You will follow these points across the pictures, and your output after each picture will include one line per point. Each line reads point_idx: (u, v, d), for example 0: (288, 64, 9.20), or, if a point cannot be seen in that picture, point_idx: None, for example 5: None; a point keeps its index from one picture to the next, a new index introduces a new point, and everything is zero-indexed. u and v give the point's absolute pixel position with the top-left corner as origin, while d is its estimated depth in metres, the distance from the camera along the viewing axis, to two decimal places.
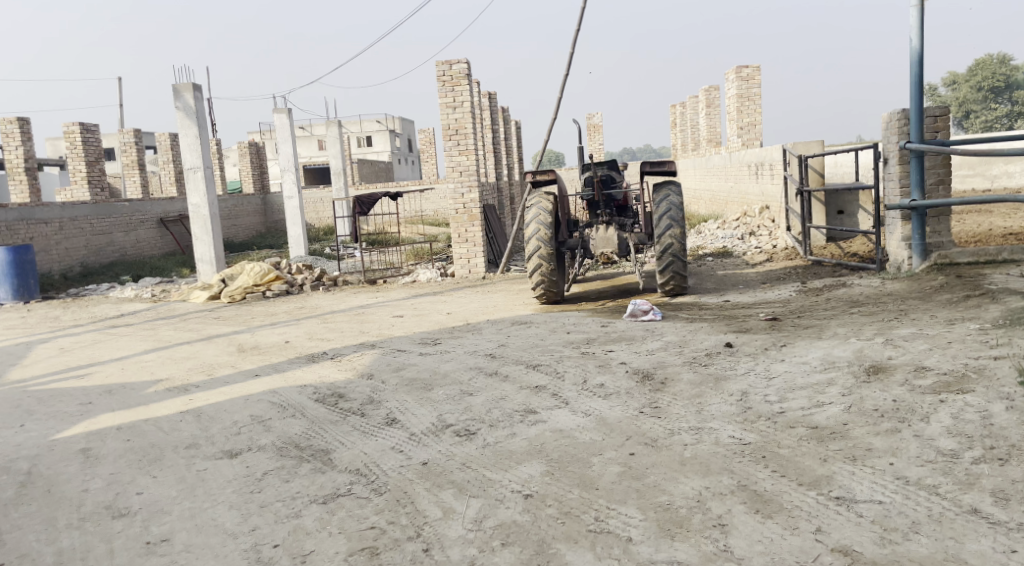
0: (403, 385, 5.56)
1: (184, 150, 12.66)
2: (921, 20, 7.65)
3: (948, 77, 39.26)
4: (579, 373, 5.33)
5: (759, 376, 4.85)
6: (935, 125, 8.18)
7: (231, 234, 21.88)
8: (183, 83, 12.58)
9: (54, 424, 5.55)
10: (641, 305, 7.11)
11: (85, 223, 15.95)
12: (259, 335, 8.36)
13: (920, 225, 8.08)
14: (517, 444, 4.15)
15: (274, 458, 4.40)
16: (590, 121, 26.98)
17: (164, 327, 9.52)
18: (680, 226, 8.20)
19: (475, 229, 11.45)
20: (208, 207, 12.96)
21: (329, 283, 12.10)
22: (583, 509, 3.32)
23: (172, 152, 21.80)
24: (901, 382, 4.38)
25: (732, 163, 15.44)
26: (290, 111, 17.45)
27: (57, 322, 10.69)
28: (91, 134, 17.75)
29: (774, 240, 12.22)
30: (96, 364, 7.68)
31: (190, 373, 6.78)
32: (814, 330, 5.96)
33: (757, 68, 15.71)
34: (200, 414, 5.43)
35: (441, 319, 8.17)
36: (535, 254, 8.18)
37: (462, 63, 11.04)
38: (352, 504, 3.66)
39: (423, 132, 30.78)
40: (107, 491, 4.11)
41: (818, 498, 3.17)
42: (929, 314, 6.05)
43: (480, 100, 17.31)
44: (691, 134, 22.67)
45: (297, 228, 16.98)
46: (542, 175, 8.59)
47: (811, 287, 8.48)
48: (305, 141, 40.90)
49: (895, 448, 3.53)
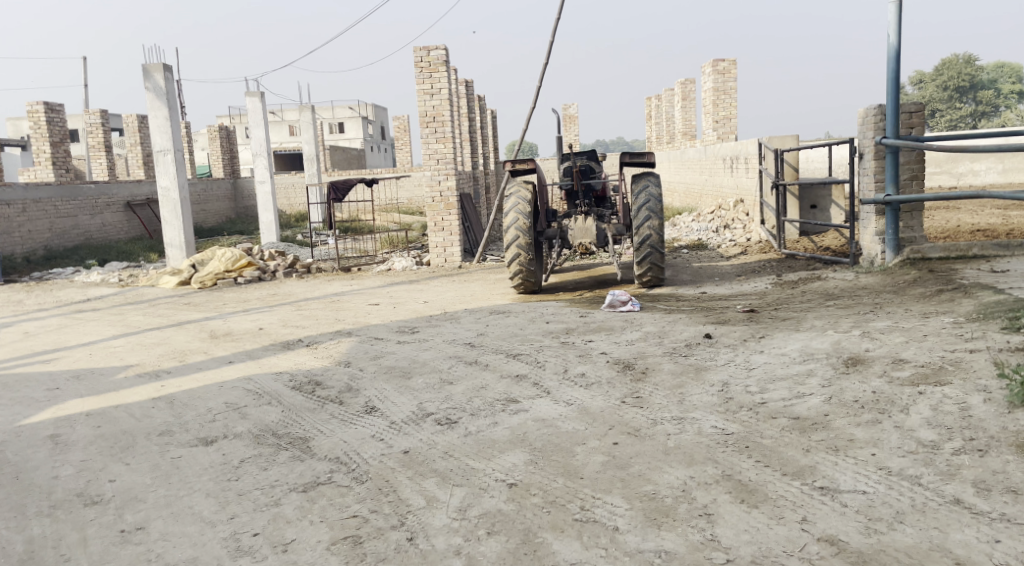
0: (381, 373, 5.50)
1: (153, 132, 12.40)
2: (899, 17, 7.73)
3: (913, 76, 39.89)
4: (560, 363, 5.31)
5: (739, 367, 4.87)
6: (910, 120, 8.33)
7: (201, 219, 21.54)
8: (153, 63, 12.31)
9: (20, 409, 5.40)
10: (620, 296, 7.12)
11: (50, 205, 15.58)
12: (231, 322, 8.22)
13: (894, 220, 8.18)
14: (499, 433, 4.12)
15: (252, 445, 4.33)
16: (565, 112, 26.97)
17: (133, 312, 9.33)
18: (658, 217, 8.19)
19: (452, 217, 11.37)
20: (178, 190, 12.71)
21: (302, 270, 11.96)
22: (569, 498, 3.30)
23: (140, 134, 21.38)
24: (879, 374, 4.42)
25: (707, 157, 15.52)
26: (262, 95, 17.16)
27: (20, 305, 10.41)
28: (55, 114, 17.32)
29: (748, 234, 12.32)
30: (62, 349, 7.50)
31: (162, 359, 6.65)
32: (792, 322, 6.01)
33: (732, 62, 15.80)
34: (173, 401, 5.32)
35: (418, 308, 8.10)
36: (513, 243, 8.13)
37: (440, 50, 10.91)
38: (333, 493, 3.60)
39: (397, 120, 30.55)
40: (78, 478, 4.01)
41: (802, 488, 3.18)
42: (903, 307, 6.14)
43: (456, 87, 17.18)
44: (666, 127, 22.78)
45: (269, 214, 16.74)
46: (521, 164, 8.53)
47: (786, 279, 8.56)
48: (276, 127, 40.43)
49: (877, 439, 3.56)
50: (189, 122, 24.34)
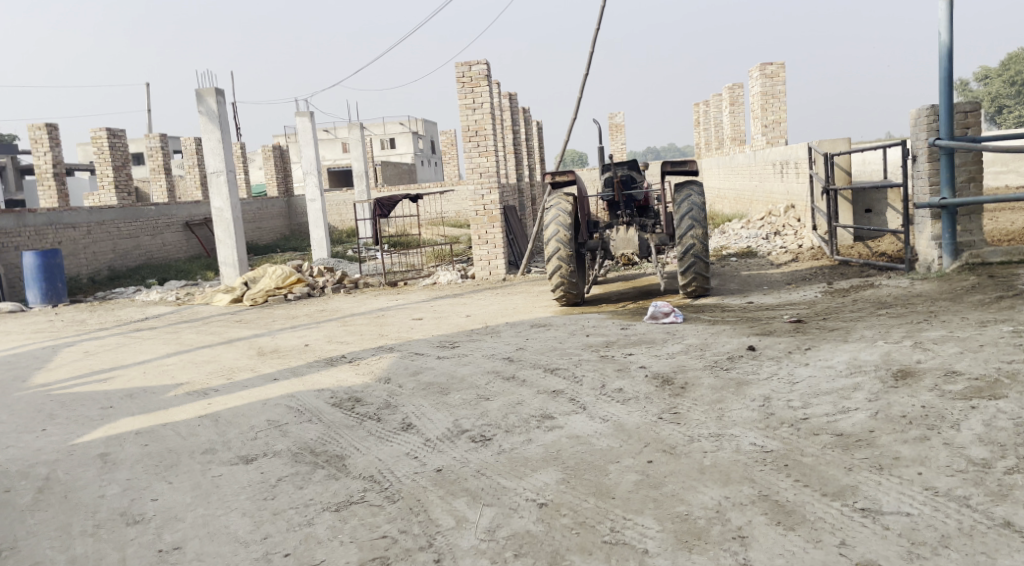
0: (419, 389, 5.50)
1: (207, 155, 12.74)
2: (950, 14, 7.46)
3: (978, 71, 38.47)
4: (598, 378, 5.24)
5: (782, 381, 4.72)
6: (965, 120, 8.02)
7: (256, 236, 22.03)
8: (205, 88, 12.65)
9: (74, 428, 5.57)
10: (662, 307, 7.00)
11: (113, 227, 16.14)
12: (279, 338, 8.36)
13: (951, 223, 7.90)
14: (532, 450, 4.08)
15: (289, 464, 4.37)
16: (612, 120, 26.81)
17: (187, 330, 9.57)
18: (703, 226, 8.06)
19: (495, 230, 11.39)
20: (231, 210, 13.02)
21: (350, 285, 12.13)
22: (599, 519, 3.24)
23: (198, 156, 22.02)
24: (930, 387, 4.24)
25: (756, 162, 15.23)
26: (312, 114, 17.47)
27: (83, 325, 10.78)
28: (117, 139, 17.94)
29: (800, 240, 12.02)
30: (119, 367, 7.73)
31: (211, 377, 6.78)
32: (841, 333, 5.82)
33: (781, 65, 15.49)
34: (218, 418, 5.41)
35: (461, 322, 8.11)
36: (555, 255, 8.08)
37: (482, 64, 10.97)
38: (365, 512, 3.60)
39: (445, 134, 30.80)
40: (123, 497, 4.10)
41: (843, 510, 3.05)
42: (959, 316, 5.88)
43: (500, 100, 17.23)
44: (715, 133, 22.46)
45: (319, 231, 17.03)
46: (561, 176, 8.49)
47: (837, 287, 8.31)
48: (329, 144, 41.25)
49: (924, 457, 3.40)
50: (243, 143, 24.96)
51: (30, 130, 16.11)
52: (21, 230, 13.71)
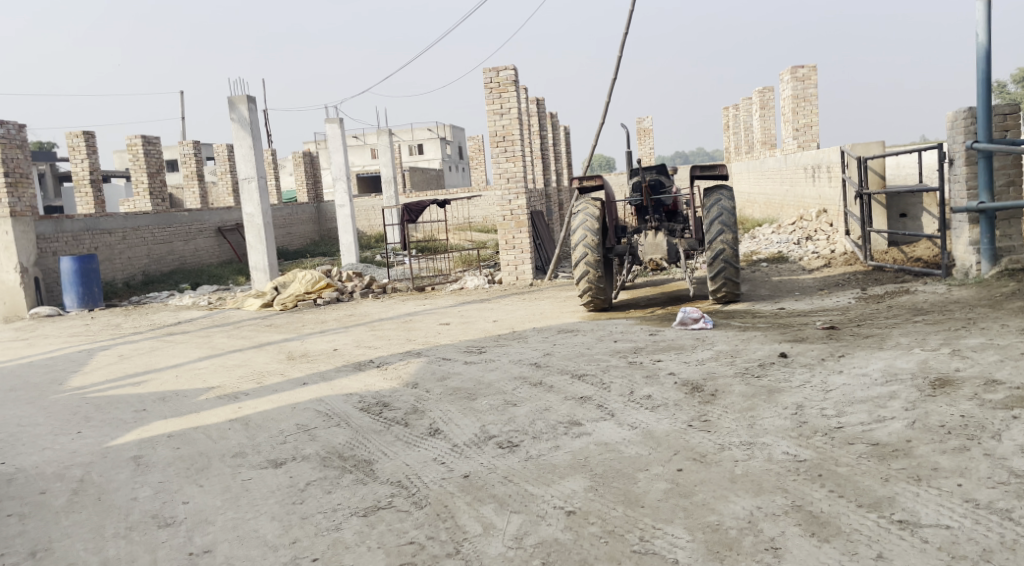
0: (447, 394, 5.49)
1: (239, 161, 12.90)
2: (989, 15, 7.30)
3: (1015, 74, 37.76)
4: (626, 384, 5.18)
5: (815, 389, 4.63)
6: (1004, 123, 7.84)
7: (286, 241, 22.25)
8: (238, 95, 12.82)
9: (108, 431, 5.64)
10: (691, 313, 6.92)
11: (147, 233, 16.39)
12: (308, 343, 8.41)
13: (989, 228, 7.73)
14: (560, 457, 4.04)
15: (318, 468, 4.38)
16: (640, 124, 26.68)
17: (218, 335, 9.68)
18: (732, 231, 7.96)
19: (523, 235, 11.37)
20: (262, 216, 13.15)
21: (378, 290, 12.18)
22: (628, 528, 3.20)
23: (230, 163, 22.31)
24: (969, 396, 4.13)
25: (788, 166, 15.05)
26: (341, 120, 17.60)
27: (118, 329, 10.95)
28: (152, 146, 18.24)
29: (831, 245, 11.84)
30: (152, 371, 7.82)
31: (241, 381, 6.83)
32: (875, 340, 5.71)
33: (813, 68, 15.29)
34: (248, 422, 5.45)
35: (488, 327, 8.10)
36: (582, 261, 8.03)
37: (510, 70, 10.97)
38: (392, 518, 3.59)
39: (473, 139, 30.90)
40: (154, 500, 4.14)
41: (879, 522, 2.98)
42: (999, 323, 5.73)
43: (528, 105, 17.23)
44: (745, 137, 22.25)
45: (348, 236, 17.16)
46: (588, 181, 8.44)
47: (871, 293, 8.17)
48: (358, 150, 41.61)
49: (964, 468, 3.31)
50: (274, 149, 25.26)
51: (68, 138, 16.44)
52: (59, 235, 13.94)
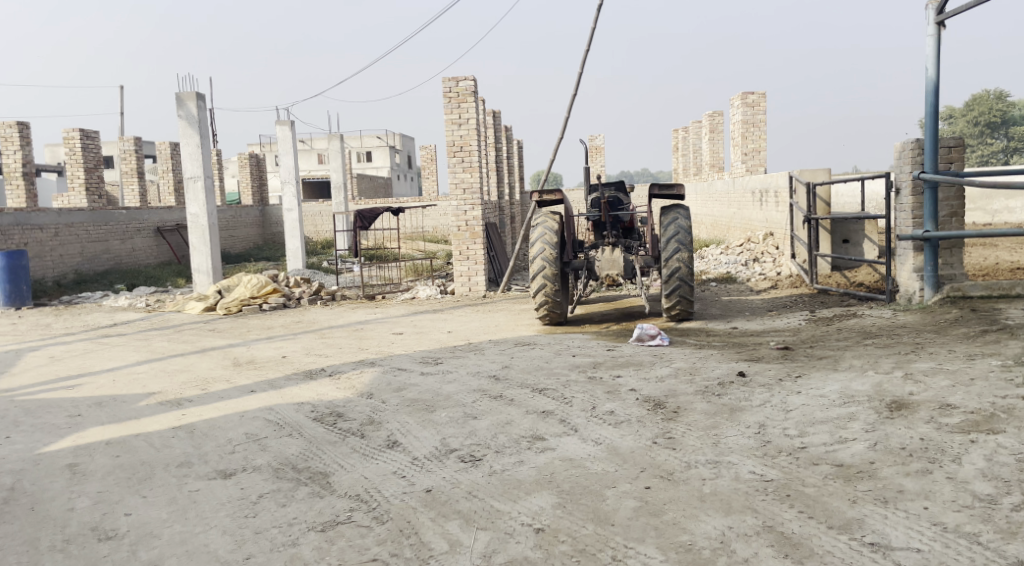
0: (404, 406, 5.36)
1: (185, 159, 12.50)
2: (938, 51, 7.56)
3: (944, 111, 39.57)
4: (588, 400, 5.13)
5: (776, 409, 4.66)
6: (949, 155, 8.13)
7: (229, 245, 21.69)
8: (186, 92, 12.43)
9: (41, 436, 5.33)
10: (648, 329, 6.96)
11: (81, 230, 15.75)
12: (255, 349, 8.14)
13: (933, 256, 7.98)
14: (525, 472, 3.96)
15: (271, 480, 4.19)
16: (591, 142, 26.94)
17: (158, 338, 9.30)
18: (688, 250, 8.03)
19: (477, 246, 11.29)
20: (207, 217, 12.76)
21: (327, 297, 11.93)
22: (599, 547, 3.13)
23: (172, 161, 21.67)
24: (926, 419, 4.21)
25: (736, 189, 15.35)
26: (292, 123, 17.25)
27: (48, 329, 10.44)
28: (90, 140, 17.57)
29: (778, 267, 12.09)
30: (87, 375, 7.44)
31: (184, 388, 6.55)
32: (830, 361, 5.79)
33: (762, 95, 15.67)
34: (193, 431, 5.21)
35: (442, 338, 7.98)
36: (540, 273, 7.99)
37: (469, 80, 10.92)
38: (352, 533, 3.45)
39: (424, 149, 30.70)
40: (94, 511, 3.89)
41: (851, 544, 2.98)
42: (947, 348, 5.89)
43: (483, 117, 17.22)
44: (693, 159, 22.69)
45: (296, 241, 16.80)
46: (548, 195, 8.42)
47: (820, 316, 8.35)
48: (306, 155, 41.05)
49: (929, 491, 3.35)
50: (220, 150, 24.65)
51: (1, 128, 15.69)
52: None
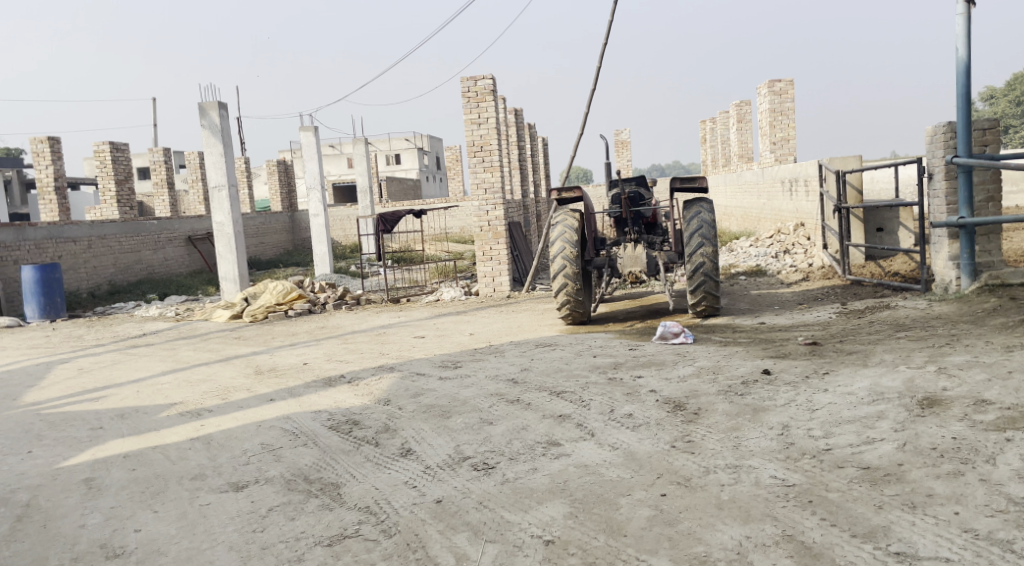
0: (420, 412, 5.27)
1: (209, 168, 12.60)
2: (968, 30, 7.27)
3: (983, 92, 38.50)
4: (606, 402, 5.00)
5: (801, 408, 4.48)
6: (983, 138, 7.81)
7: (259, 251, 21.89)
8: (208, 101, 12.51)
9: (61, 450, 5.35)
10: (672, 327, 6.79)
11: (114, 241, 15.99)
12: (278, 357, 8.13)
13: (970, 243, 7.67)
14: (537, 481, 3.84)
15: (281, 492, 4.14)
16: (618, 136, 26.68)
17: (184, 347, 9.36)
18: (712, 244, 7.83)
19: (500, 246, 11.19)
20: (233, 225, 12.85)
21: (352, 301, 11.93)
22: (610, 560, 3.02)
23: (201, 170, 21.95)
24: (959, 417, 4.01)
25: (765, 180, 15.04)
26: (316, 129, 17.29)
27: (79, 341, 10.58)
28: (120, 153, 17.83)
29: (809, 258, 11.79)
30: (112, 386, 7.49)
31: (205, 398, 6.54)
32: (859, 356, 5.58)
33: (789, 83, 15.34)
34: (210, 442, 5.18)
35: (463, 340, 7.90)
36: (560, 273, 7.85)
37: (487, 79, 10.80)
38: (358, 548, 3.37)
39: (451, 149, 30.68)
40: (104, 528, 3.88)
41: (875, 554, 2.82)
42: (984, 340, 5.64)
43: (505, 116, 17.11)
44: (721, 150, 22.33)
45: (323, 246, 16.86)
46: (567, 193, 8.27)
47: (852, 308, 8.08)
48: (335, 160, 41.37)
49: (961, 495, 3.16)
50: (248, 158, 24.89)
51: (33, 143, 15.98)
52: (21, 244, 13.59)
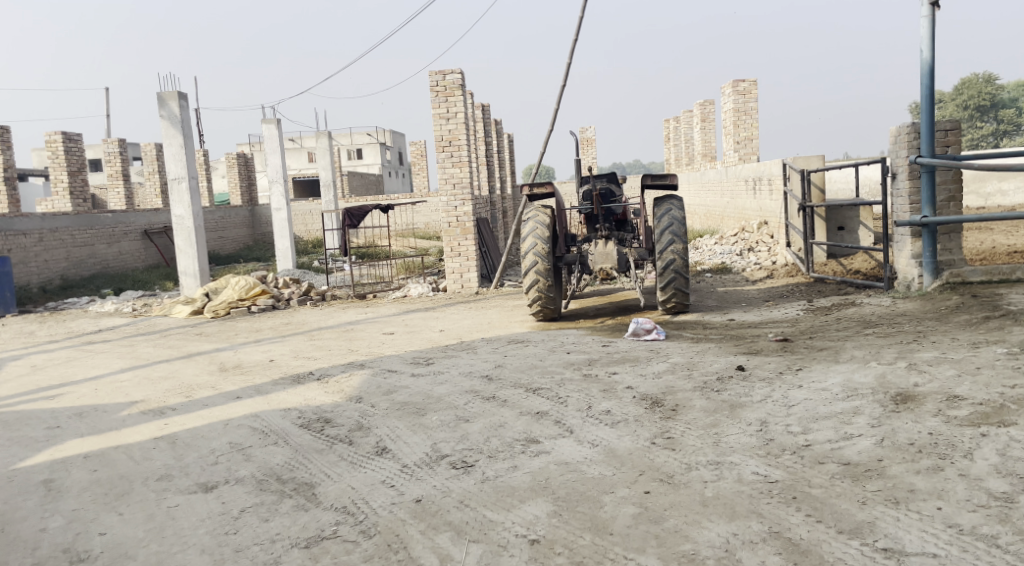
0: (394, 410, 5.18)
1: (168, 160, 12.28)
2: (933, 32, 7.40)
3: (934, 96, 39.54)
4: (583, 399, 4.96)
5: (778, 404, 4.50)
6: (945, 139, 7.96)
7: (218, 246, 21.44)
8: (168, 91, 12.21)
9: (17, 451, 5.14)
10: (644, 323, 6.79)
11: (66, 235, 15.51)
12: (242, 353, 7.94)
13: (932, 242, 7.82)
14: (519, 479, 3.79)
15: (254, 493, 4.02)
16: (582, 134, 26.75)
17: (143, 344, 9.10)
18: (683, 241, 7.86)
19: (468, 242, 11.11)
20: (193, 218, 12.54)
21: (317, 297, 11.74)
22: (597, 559, 2.98)
23: (158, 163, 21.43)
24: (933, 412, 4.06)
25: (729, 178, 15.20)
26: (279, 122, 16.99)
27: (31, 337, 10.22)
28: (74, 143, 17.31)
29: (773, 256, 11.93)
30: (68, 384, 7.24)
31: (168, 396, 6.35)
32: (830, 353, 5.65)
33: (753, 83, 15.52)
34: (175, 441, 5.02)
35: (434, 337, 7.81)
36: (532, 269, 7.80)
37: (456, 73, 10.71)
38: (337, 550, 3.28)
39: (414, 144, 30.43)
40: (66, 531, 3.72)
41: (863, 550, 2.83)
42: (950, 336, 5.74)
43: (472, 111, 17.02)
44: (685, 149, 22.52)
45: (285, 241, 16.56)
46: (539, 188, 8.22)
47: (819, 305, 8.19)
48: (295, 154, 40.79)
49: (942, 490, 3.19)
50: (206, 150, 24.37)
51: None
52: None
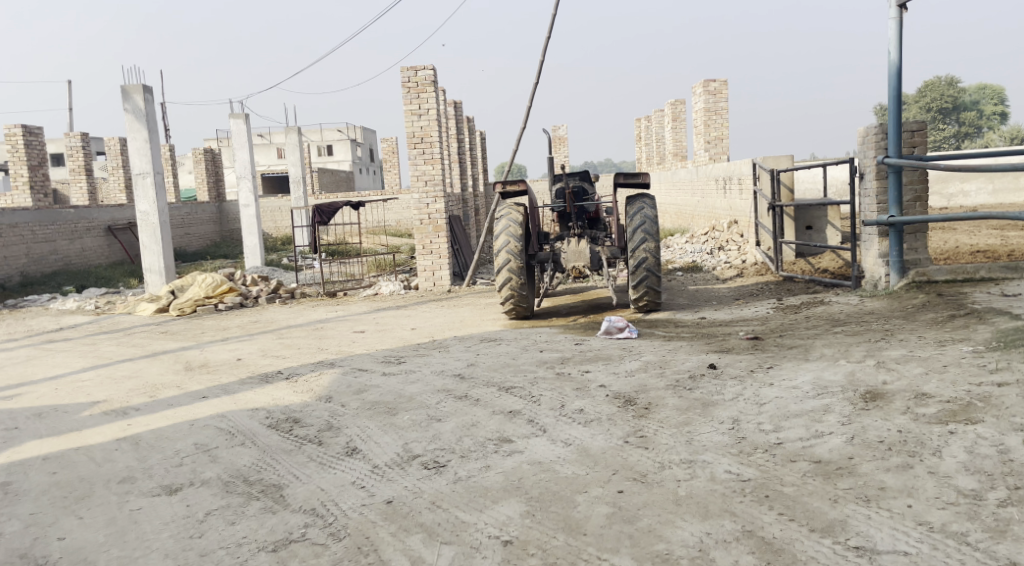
0: (364, 409, 5.11)
1: (132, 155, 12.03)
2: (900, 34, 7.49)
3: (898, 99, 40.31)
4: (556, 397, 4.94)
5: (749, 402, 4.51)
6: (912, 139, 8.07)
7: (184, 243, 21.10)
8: (132, 84, 11.94)
9: None
10: (617, 322, 6.80)
11: (26, 230, 15.13)
12: (209, 352, 7.80)
13: (898, 241, 7.88)
14: (492, 479, 3.75)
15: (220, 495, 3.93)
16: (554, 132, 26.79)
17: (106, 343, 8.90)
18: (655, 239, 7.87)
19: (440, 240, 11.03)
20: (158, 215, 12.31)
21: (286, 295, 11.59)
22: (571, 560, 2.95)
23: (122, 157, 21.01)
24: (902, 410, 4.09)
25: (699, 177, 15.31)
26: (247, 117, 16.73)
27: None
28: (34, 137, 16.92)
29: (743, 255, 12.02)
30: (27, 384, 7.04)
31: (131, 395, 6.21)
32: (800, 351, 5.68)
33: (723, 83, 15.65)
34: (139, 442, 4.90)
35: (406, 335, 7.74)
36: (505, 267, 7.77)
37: (428, 69, 10.64)
38: (306, 553, 3.22)
39: (385, 141, 30.24)
40: (23, 536, 3.60)
41: (835, 548, 2.84)
42: (916, 334, 5.81)
43: (444, 108, 16.94)
44: (656, 148, 22.65)
45: (253, 237, 16.34)
46: (512, 186, 8.18)
47: (788, 303, 8.26)
48: (264, 149, 40.31)
49: (912, 487, 3.22)
50: (173, 145, 23.97)
51: None
52: None
